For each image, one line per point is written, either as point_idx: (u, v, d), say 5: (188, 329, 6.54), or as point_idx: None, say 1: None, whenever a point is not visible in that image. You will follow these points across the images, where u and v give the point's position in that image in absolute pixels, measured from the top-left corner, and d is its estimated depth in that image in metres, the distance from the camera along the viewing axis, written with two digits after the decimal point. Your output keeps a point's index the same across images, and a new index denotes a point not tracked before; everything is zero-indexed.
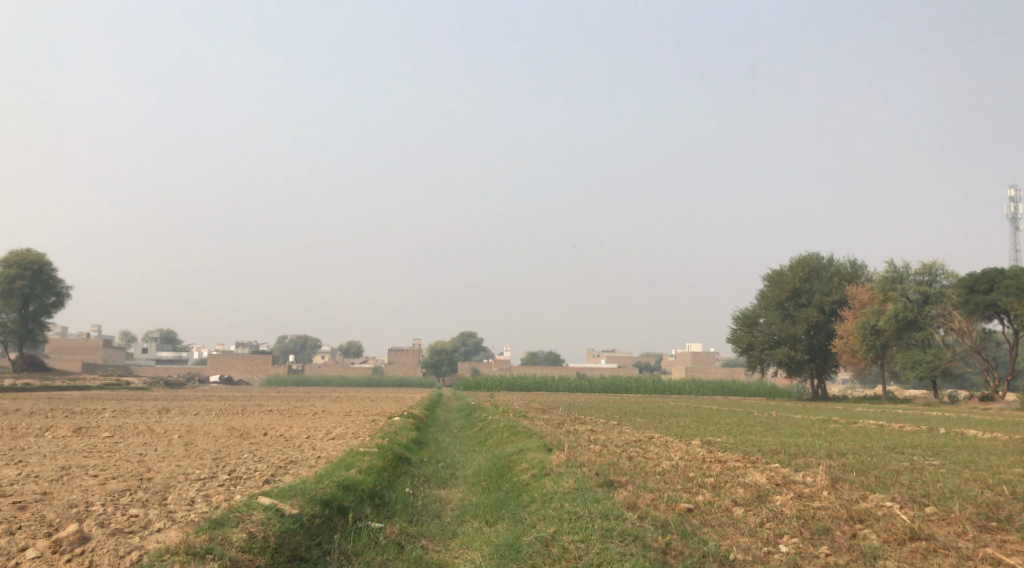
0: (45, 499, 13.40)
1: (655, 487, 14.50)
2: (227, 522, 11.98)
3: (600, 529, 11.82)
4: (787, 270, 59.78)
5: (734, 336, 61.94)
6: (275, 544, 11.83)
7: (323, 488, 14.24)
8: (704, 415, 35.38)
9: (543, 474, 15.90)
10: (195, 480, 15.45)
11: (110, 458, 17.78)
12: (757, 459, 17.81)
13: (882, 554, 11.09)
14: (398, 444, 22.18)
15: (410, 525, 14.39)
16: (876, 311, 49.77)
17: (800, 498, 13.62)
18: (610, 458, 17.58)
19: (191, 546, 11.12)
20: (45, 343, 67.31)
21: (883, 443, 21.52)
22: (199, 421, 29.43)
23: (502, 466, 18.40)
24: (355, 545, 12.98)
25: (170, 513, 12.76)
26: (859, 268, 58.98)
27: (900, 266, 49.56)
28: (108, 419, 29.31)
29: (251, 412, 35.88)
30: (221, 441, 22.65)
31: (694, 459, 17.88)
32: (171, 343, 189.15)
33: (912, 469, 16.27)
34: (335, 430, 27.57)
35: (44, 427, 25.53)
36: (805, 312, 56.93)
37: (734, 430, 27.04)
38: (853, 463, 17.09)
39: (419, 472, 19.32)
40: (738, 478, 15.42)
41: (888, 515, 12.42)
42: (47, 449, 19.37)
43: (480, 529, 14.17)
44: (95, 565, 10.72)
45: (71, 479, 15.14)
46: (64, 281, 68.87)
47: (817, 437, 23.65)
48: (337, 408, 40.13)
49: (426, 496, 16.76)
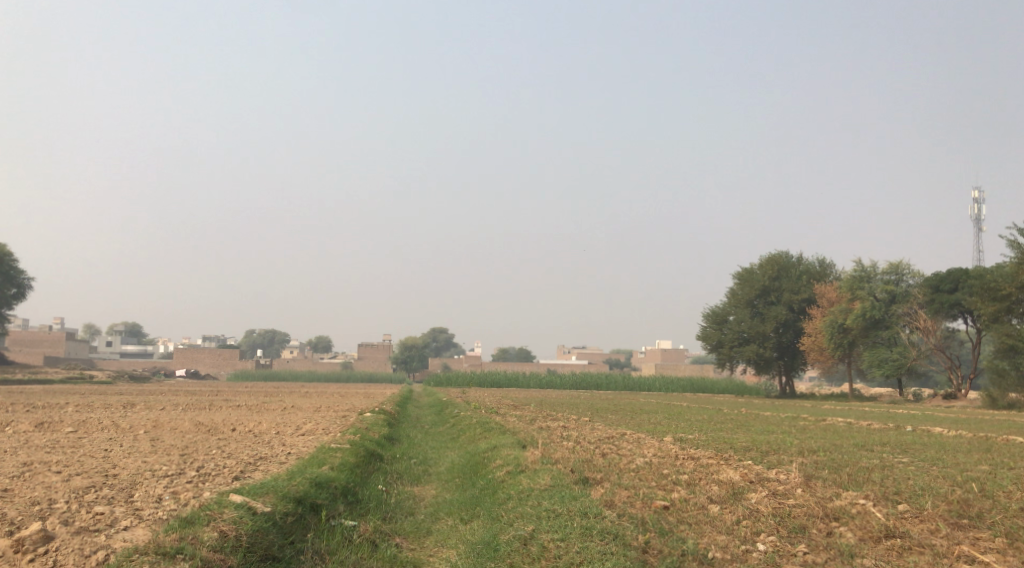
0: (6, 497, 13.09)
1: (629, 484, 14.46)
2: (198, 521, 11.76)
3: (579, 528, 11.74)
4: (757, 268, 60.12)
5: (703, 333, 62.28)
6: (248, 543, 11.63)
7: (295, 486, 14.08)
8: (674, 411, 35.49)
9: (519, 471, 15.80)
10: (162, 477, 15.19)
11: (74, 454, 17.48)
12: (730, 456, 17.84)
13: (859, 552, 11.10)
14: (371, 441, 22.01)
15: (383, 523, 14.26)
16: (843, 309, 50.32)
17: (774, 495, 13.64)
18: (585, 455, 17.56)
19: (161, 546, 10.87)
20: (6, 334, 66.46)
21: (851, 441, 21.64)
22: (166, 416, 29.10)
23: (476, 462, 18.31)
24: (329, 543, 12.83)
25: (137, 511, 12.52)
26: (828, 266, 59.46)
27: (867, 266, 49.86)
28: (73, 414, 28.81)
29: (218, 407, 35.56)
30: (188, 437, 22.39)
31: (668, 455, 17.90)
32: (136, 337, 186.81)
33: (882, 466, 16.34)
34: (305, 426, 27.35)
35: (6, 422, 25.08)
36: (774, 310, 57.21)
37: (705, 427, 27.10)
38: (824, 460, 17.17)
39: (391, 468, 19.17)
40: (713, 475, 15.45)
41: (862, 512, 12.44)
42: (7, 445, 18.97)
43: (455, 527, 14.07)
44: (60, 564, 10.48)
45: (33, 476, 14.85)
46: (26, 272, 67.84)
47: (787, 435, 23.75)
48: (307, 403, 39.93)
49: (400, 493, 16.63)
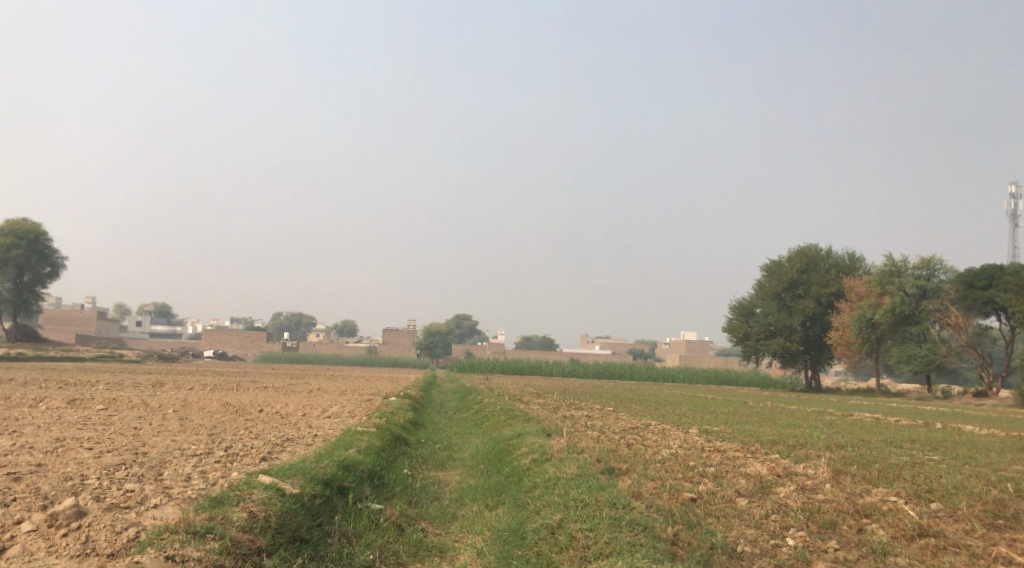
0: (40, 471, 13.25)
1: (656, 475, 14.38)
2: (227, 501, 11.82)
3: (607, 518, 11.70)
4: (786, 261, 59.69)
5: (729, 325, 61.99)
6: (277, 524, 11.67)
7: (323, 468, 14.14)
8: (699, 403, 35.33)
9: (544, 459, 15.78)
10: (191, 456, 15.31)
11: (105, 431, 17.65)
12: (757, 449, 17.72)
13: (893, 550, 10.99)
14: (396, 425, 22.07)
15: (409, 507, 14.28)
16: (873, 304, 49.95)
17: (803, 490, 13.54)
18: (609, 445, 17.51)
19: (191, 525, 10.92)
20: (40, 312, 67.42)
21: (880, 437, 21.44)
22: (193, 396, 29.38)
23: (501, 449, 18.31)
24: (356, 526, 12.87)
25: (166, 489, 12.62)
26: (858, 260, 58.85)
27: (899, 260, 49.16)
28: (103, 392, 29.12)
29: (245, 388, 35.81)
30: (216, 417, 22.57)
31: (693, 447, 17.81)
32: (166, 318, 188.56)
33: (912, 463, 16.15)
34: (331, 408, 27.52)
35: (38, 398, 25.39)
36: (802, 303, 56.76)
37: (731, 420, 26.96)
38: (853, 456, 17.01)
39: (416, 453, 19.21)
40: (740, 468, 15.35)
41: (894, 510, 12.32)
42: (40, 420, 19.21)
43: (480, 513, 14.08)
44: (91, 540, 10.58)
45: (65, 451, 15.01)
46: (60, 252, 68.55)
47: (815, 429, 23.54)
48: (333, 386, 40.13)
49: (425, 477, 16.68)
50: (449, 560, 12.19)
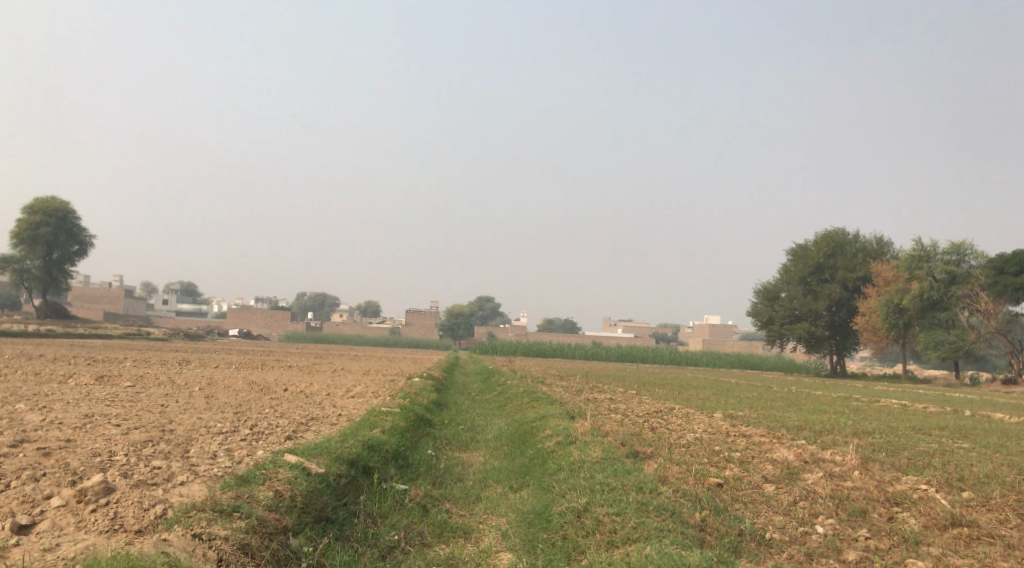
0: (68, 447, 13.34)
1: (682, 460, 14.28)
2: (253, 480, 11.84)
3: (634, 503, 11.62)
4: (812, 244, 59.10)
5: (754, 309, 61.68)
6: (303, 504, 11.66)
7: (348, 448, 14.13)
8: (723, 387, 35.13)
9: (569, 442, 15.71)
10: (217, 433, 15.37)
11: (132, 408, 17.77)
12: (782, 434, 17.57)
13: (925, 539, 10.86)
14: (419, 406, 22.10)
15: (433, 488, 14.26)
16: (900, 289, 49.55)
17: (832, 477, 13.41)
18: (633, 428, 17.44)
19: (218, 504, 10.93)
20: (69, 290, 68.12)
21: (908, 423, 21.22)
22: (219, 374, 29.56)
23: (524, 431, 18.26)
24: (381, 507, 12.86)
25: (193, 466, 12.67)
26: (886, 244, 58.17)
27: (928, 244, 48.51)
28: (130, 369, 29.34)
29: (270, 367, 36.03)
30: (242, 395, 22.71)
31: (718, 432, 17.70)
32: (192, 296, 189.88)
33: (941, 451, 15.93)
34: (355, 388, 27.57)
35: (67, 374, 25.63)
36: (828, 288, 56.26)
37: (756, 404, 26.75)
38: (881, 443, 16.83)
39: (440, 434, 19.20)
40: (766, 454, 15.20)
41: (926, 499, 12.16)
42: (68, 396, 19.38)
43: (505, 495, 14.05)
44: (119, 516, 10.64)
45: (94, 428, 15.11)
46: (88, 230, 69.08)
47: (841, 415, 23.36)
48: (357, 366, 40.29)
49: (449, 458, 16.66)
50: (474, 541, 12.14)
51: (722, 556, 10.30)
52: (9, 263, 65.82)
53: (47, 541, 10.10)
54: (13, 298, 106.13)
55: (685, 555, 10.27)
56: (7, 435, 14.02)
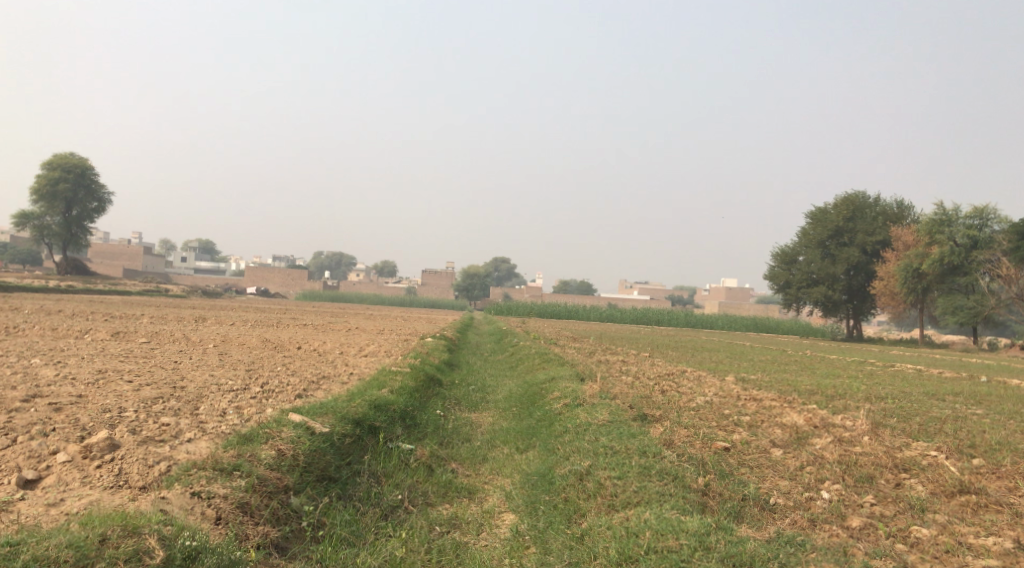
0: (80, 402, 13.34)
1: (690, 423, 14.16)
2: (256, 438, 11.80)
3: (637, 467, 11.51)
4: (832, 207, 58.45)
5: (771, 272, 61.39)
6: (305, 463, 11.61)
7: (354, 407, 14.06)
8: (738, 350, 35.02)
9: (576, 404, 15.59)
10: (228, 391, 15.35)
11: (145, 364, 17.82)
12: (794, 398, 17.42)
13: (931, 507, 10.71)
14: (431, 365, 22.07)
15: (440, 448, 14.20)
16: (920, 254, 48.85)
17: (840, 442, 13.24)
18: (644, 391, 17.34)
19: (219, 462, 10.89)
20: (88, 246, 68.44)
21: (922, 389, 21.02)
22: (235, 331, 29.67)
23: (534, 393, 18.21)
24: (386, 466, 12.81)
25: (201, 423, 12.65)
26: (907, 208, 57.34)
27: (950, 209, 47.82)
28: (147, 325, 29.50)
29: (285, 325, 36.18)
30: (255, 353, 22.77)
31: (729, 396, 17.54)
32: (210, 254, 190.45)
33: (955, 418, 15.76)
34: (368, 347, 27.61)
35: (84, 329, 25.77)
36: (847, 252, 55.63)
37: (769, 368, 26.68)
38: (894, 408, 16.64)
39: (450, 394, 19.14)
40: (776, 418, 15.06)
41: (935, 465, 12.01)
42: (84, 352, 19.47)
43: (511, 456, 13.99)
44: (124, 472, 10.62)
45: (106, 383, 15.10)
46: (106, 186, 69.23)
47: (854, 379, 23.23)
48: (371, 325, 40.40)
49: (458, 418, 16.60)
50: (479, 502, 12.08)
51: (722, 522, 10.19)
52: (30, 220, 65.97)
53: (52, 496, 10.09)
54: (34, 253, 106.85)
55: (685, 520, 10.19)
56: (21, 389, 14.03)
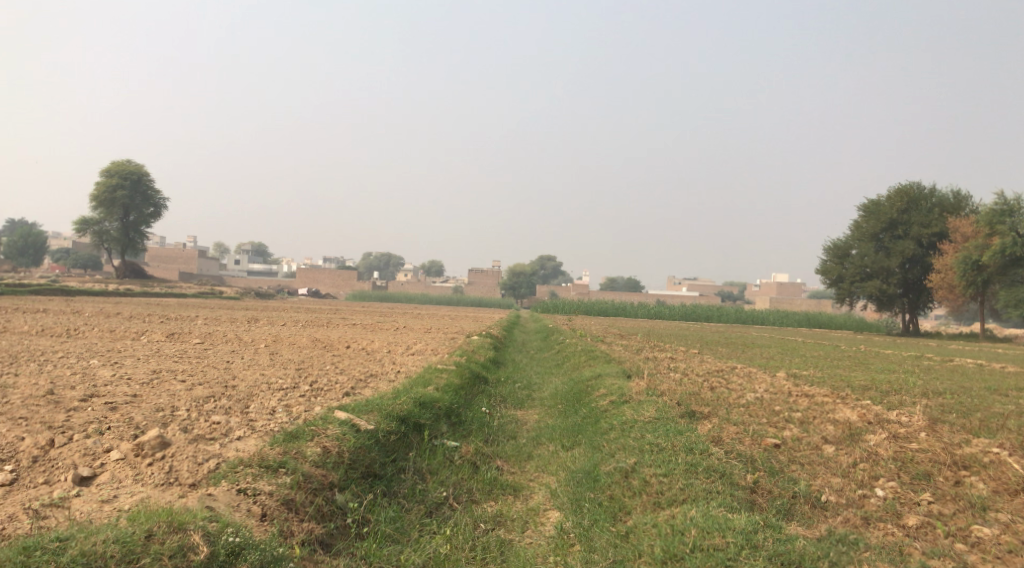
0: (134, 401, 13.47)
1: (739, 420, 13.89)
2: (302, 436, 11.80)
3: (683, 464, 11.33)
4: (886, 198, 57.26)
5: (823, 267, 60.49)
6: (350, 460, 11.58)
7: (400, 405, 13.99)
8: (791, 346, 34.48)
9: (623, 402, 15.41)
10: (278, 389, 15.43)
11: (198, 363, 18.00)
12: (847, 394, 17.00)
13: (993, 505, 10.38)
14: (476, 364, 22.00)
15: (485, 445, 14.09)
16: (980, 245, 47.75)
17: (895, 438, 12.92)
18: (692, 388, 17.08)
19: (264, 459, 10.90)
20: (145, 251, 69.42)
21: (982, 384, 20.39)
22: (286, 331, 29.94)
23: (580, 390, 18.02)
24: (431, 463, 12.78)
25: (251, 422, 12.69)
26: (965, 197, 55.78)
27: (1011, 199, 46.87)
28: (200, 326, 29.82)
29: (335, 325, 36.49)
30: (305, 352, 22.92)
31: (780, 392, 17.21)
32: (262, 257, 192.48)
33: (1017, 413, 15.24)
34: (415, 345, 27.61)
35: (140, 331, 26.18)
36: (902, 245, 54.54)
37: (822, 363, 26.15)
38: (953, 403, 16.18)
39: (496, 391, 19.09)
40: (828, 414, 14.71)
41: (997, 462, 11.62)
42: (140, 352, 19.74)
43: (557, 453, 13.85)
44: (174, 469, 10.68)
45: (160, 383, 15.22)
46: (162, 192, 70.37)
47: (910, 374, 22.72)
48: (422, 324, 40.53)
49: (503, 416, 16.46)
50: (523, 499, 11.99)
51: (770, 519, 9.97)
52: (89, 227, 67.15)
53: (106, 493, 10.16)
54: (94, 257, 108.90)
55: (731, 518, 9.98)
56: (79, 389, 14.24)
